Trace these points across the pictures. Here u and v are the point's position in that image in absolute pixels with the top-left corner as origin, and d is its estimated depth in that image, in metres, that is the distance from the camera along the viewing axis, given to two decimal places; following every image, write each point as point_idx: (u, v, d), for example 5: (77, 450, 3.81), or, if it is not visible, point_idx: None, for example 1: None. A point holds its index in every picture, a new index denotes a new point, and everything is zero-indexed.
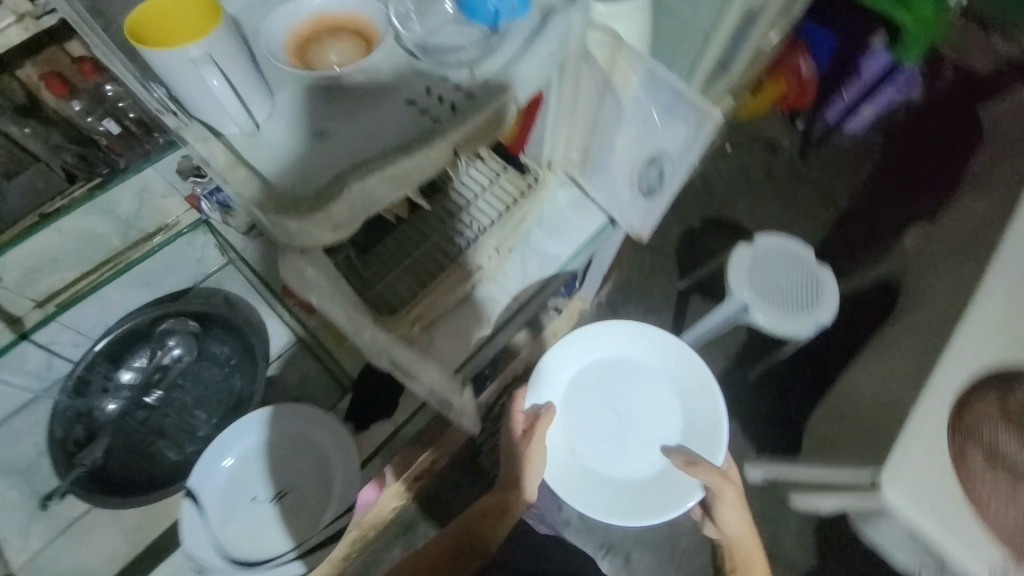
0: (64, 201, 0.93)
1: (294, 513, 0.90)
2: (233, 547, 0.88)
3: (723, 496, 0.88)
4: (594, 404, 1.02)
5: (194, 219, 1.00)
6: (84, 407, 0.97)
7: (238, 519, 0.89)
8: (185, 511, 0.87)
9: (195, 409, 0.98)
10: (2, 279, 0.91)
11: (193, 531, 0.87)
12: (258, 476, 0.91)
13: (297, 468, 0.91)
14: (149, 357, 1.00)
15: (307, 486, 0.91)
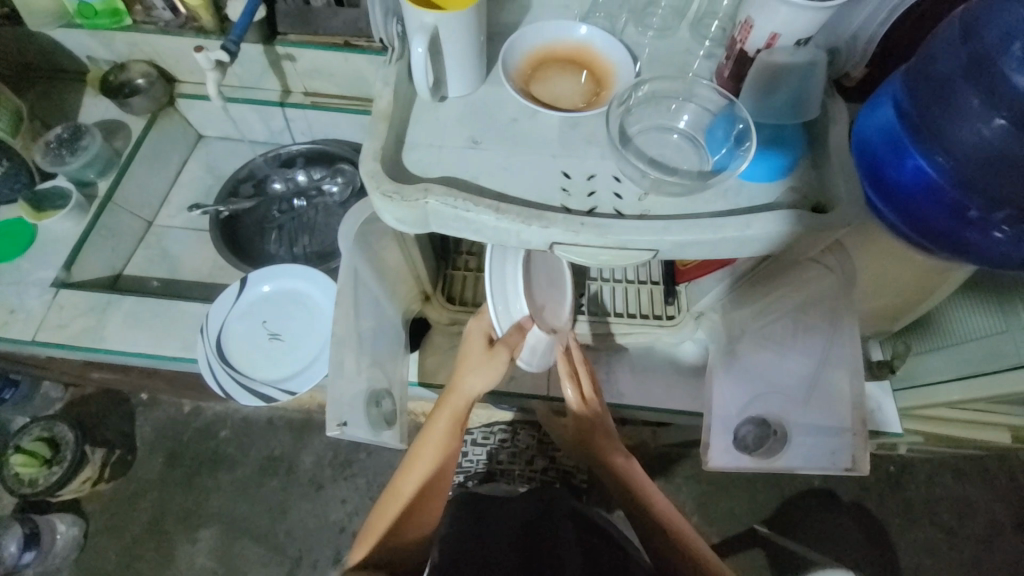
0: (363, 43, 1.05)
1: (274, 360, 0.98)
2: (227, 340, 0.98)
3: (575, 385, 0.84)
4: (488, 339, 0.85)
5: None
6: (264, 174, 1.23)
7: (245, 326, 1.00)
8: (230, 288, 1.02)
9: (309, 231, 1.19)
10: (295, 62, 1.11)
11: (220, 304, 1.00)
12: (280, 311, 1.01)
13: (305, 334, 0.99)
14: (321, 176, 1.22)
15: (298, 352, 0.98)
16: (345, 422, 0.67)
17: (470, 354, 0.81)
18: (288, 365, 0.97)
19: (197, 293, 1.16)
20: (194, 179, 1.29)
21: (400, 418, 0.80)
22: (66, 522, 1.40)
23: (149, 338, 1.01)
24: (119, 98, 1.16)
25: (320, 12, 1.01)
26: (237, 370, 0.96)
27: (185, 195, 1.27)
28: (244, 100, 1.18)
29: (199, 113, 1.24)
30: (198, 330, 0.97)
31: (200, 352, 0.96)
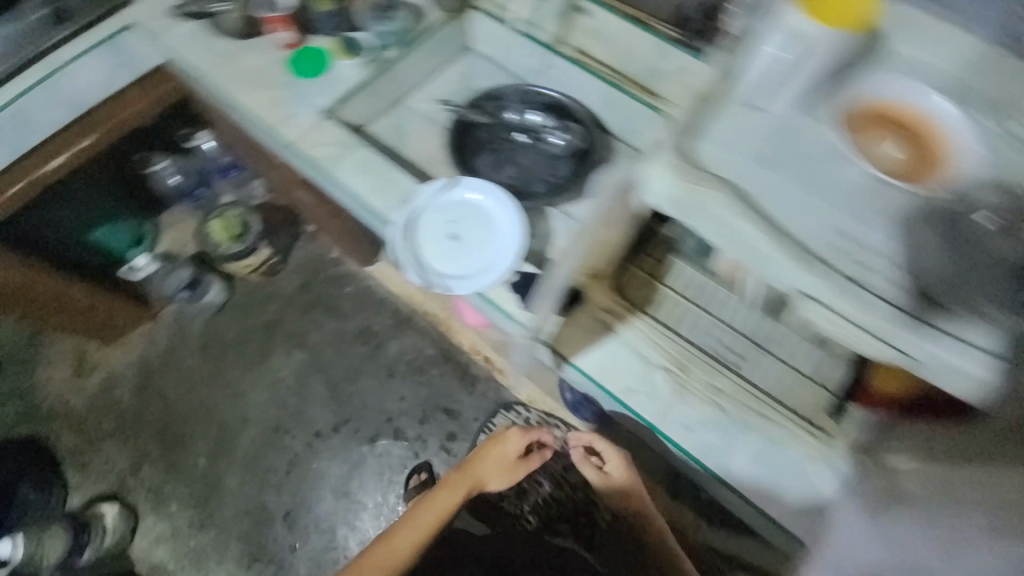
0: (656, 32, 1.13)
1: (445, 257, 1.05)
2: (418, 218, 1.07)
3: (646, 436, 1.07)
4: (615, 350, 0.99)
5: (664, 110, 1.24)
6: (505, 99, 1.30)
7: (437, 217, 1.08)
8: (443, 178, 1.10)
9: (517, 165, 1.26)
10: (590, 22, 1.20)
11: (430, 188, 1.09)
12: (469, 218, 1.07)
13: (481, 250, 1.06)
14: (550, 125, 1.28)
15: (467, 261, 1.05)
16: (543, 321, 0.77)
17: (484, 469, 1.34)
18: (455, 268, 1.05)
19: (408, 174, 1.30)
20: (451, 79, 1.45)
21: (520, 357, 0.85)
22: (217, 291, 2.01)
23: (365, 186, 1.13)
24: None
25: None
26: (415, 250, 1.06)
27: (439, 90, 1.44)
28: (529, 34, 1.33)
29: (482, 31, 1.40)
30: (404, 198, 1.07)
31: (394, 218, 1.07)
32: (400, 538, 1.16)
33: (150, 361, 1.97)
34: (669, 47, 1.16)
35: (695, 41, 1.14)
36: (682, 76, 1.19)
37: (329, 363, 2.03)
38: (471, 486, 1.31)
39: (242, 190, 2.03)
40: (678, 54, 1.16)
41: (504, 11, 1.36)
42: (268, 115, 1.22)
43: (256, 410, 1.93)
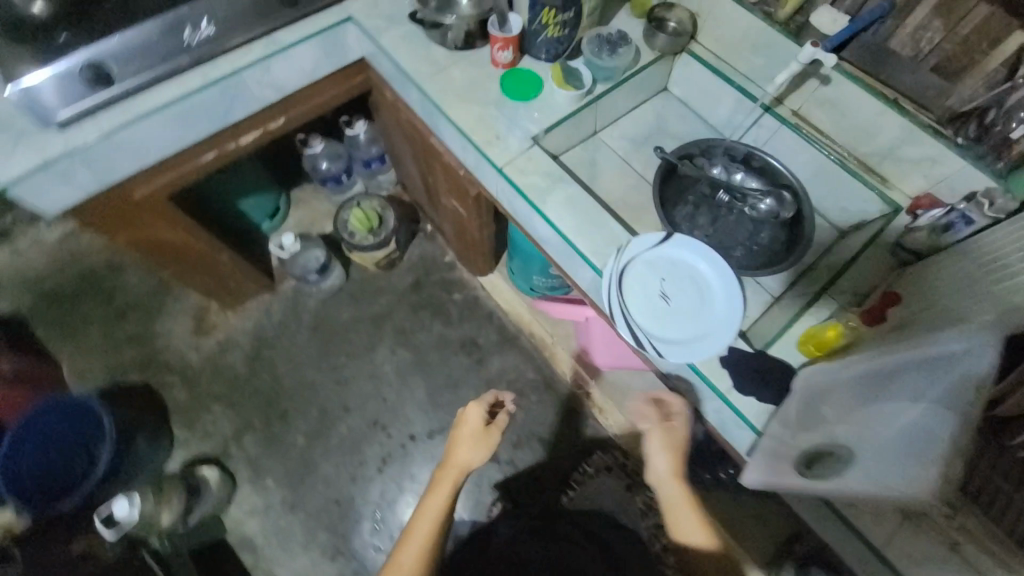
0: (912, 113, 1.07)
1: (657, 318, 1.04)
2: (631, 270, 1.05)
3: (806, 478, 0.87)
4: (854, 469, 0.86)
5: (898, 205, 1.13)
6: (713, 153, 1.25)
7: (649, 275, 1.06)
8: (656, 233, 1.08)
9: (718, 223, 1.19)
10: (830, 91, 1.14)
11: (644, 240, 1.07)
12: (682, 279, 1.06)
13: (692, 314, 1.03)
14: (758, 189, 1.21)
15: (679, 324, 1.03)
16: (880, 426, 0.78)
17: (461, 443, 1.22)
18: (667, 332, 1.02)
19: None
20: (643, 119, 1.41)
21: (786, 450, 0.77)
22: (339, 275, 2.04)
23: (573, 228, 1.10)
24: (649, 28, 1.30)
25: (899, 66, 1.08)
26: (626, 309, 1.04)
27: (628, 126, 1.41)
28: (741, 86, 1.27)
29: (687, 74, 1.35)
30: (619, 249, 1.05)
31: (607, 265, 1.05)
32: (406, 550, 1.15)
33: (265, 333, 2.01)
34: (923, 135, 1.06)
35: (951, 129, 1.05)
36: (922, 166, 1.10)
37: (431, 365, 2.02)
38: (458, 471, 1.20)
39: (376, 181, 2.07)
40: (933, 145, 1.05)
41: (715, 58, 1.32)
42: (479, 131, 1.21)
43: (358, 398, 1.94)
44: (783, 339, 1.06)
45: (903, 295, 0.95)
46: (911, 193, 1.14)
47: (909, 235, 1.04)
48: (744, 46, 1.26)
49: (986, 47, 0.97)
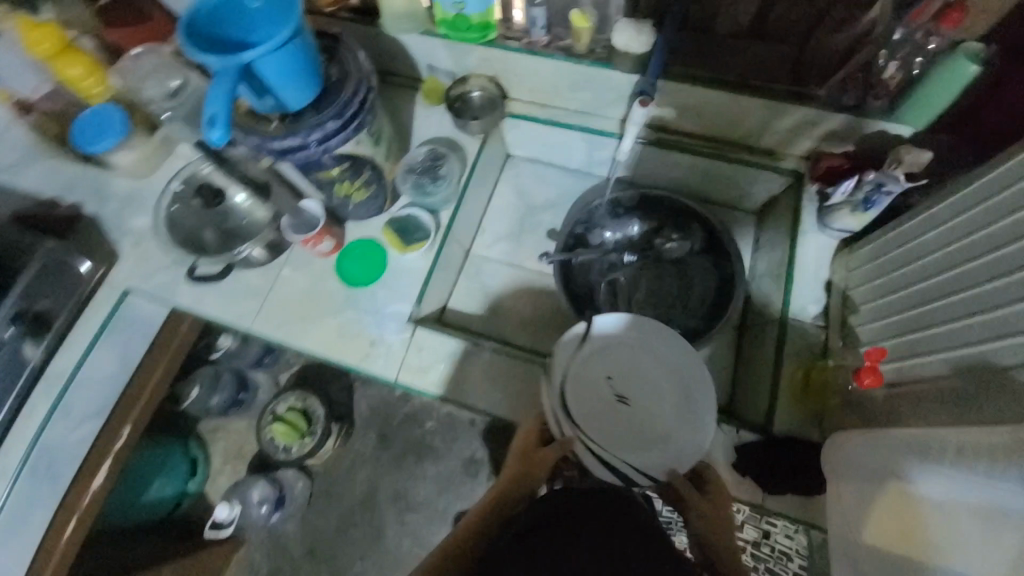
0: (763, 88, 0.92)
1: (627, 430, 0.81)
2: (571, 385, 0.81)
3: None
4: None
5: (799, 171, 1.00)
6: (594, 216, 1.11)
7: (592, 383, 0.82)
8: (575, 328, 0.84)
9: (642, 289, 1.07)
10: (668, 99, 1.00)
11: (567, 346, 0.83)
12: (625, 363, 0.84)
13: (662, 404, 0.82)
14: (657, 227, 1.09)
15: (654, 425, 0.81)
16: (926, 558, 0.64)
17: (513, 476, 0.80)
18: (649, 441, 0.81)
19: (517, 337, 1.11)
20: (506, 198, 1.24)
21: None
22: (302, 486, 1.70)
23: (510, 409, 0.96)
24: (456, 116, 1.11)
25: (728, 46, 0.93)
26: (591, 442, 0.79)
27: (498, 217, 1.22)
28: (581, 126, 1.11)
29: (521, 133, 1.18)
30: (546, 376, 0.81)
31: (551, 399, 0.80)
32: None
33: None
34: (788, 106, 0.91)
35: (813, 88, 0.91)
36: (802, 131, 0.96)
37: None
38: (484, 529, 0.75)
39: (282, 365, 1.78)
40: (801, 112, 0.92)
41: (539, 107, 1.14)
42: (345, 352, 0.98)
43: None
44: (779, 403, 0.86)
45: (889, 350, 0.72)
46: (805, 154, 1.00)
47: (831, 218, 0.91)
48: (560, 87, 1.08)
49: None
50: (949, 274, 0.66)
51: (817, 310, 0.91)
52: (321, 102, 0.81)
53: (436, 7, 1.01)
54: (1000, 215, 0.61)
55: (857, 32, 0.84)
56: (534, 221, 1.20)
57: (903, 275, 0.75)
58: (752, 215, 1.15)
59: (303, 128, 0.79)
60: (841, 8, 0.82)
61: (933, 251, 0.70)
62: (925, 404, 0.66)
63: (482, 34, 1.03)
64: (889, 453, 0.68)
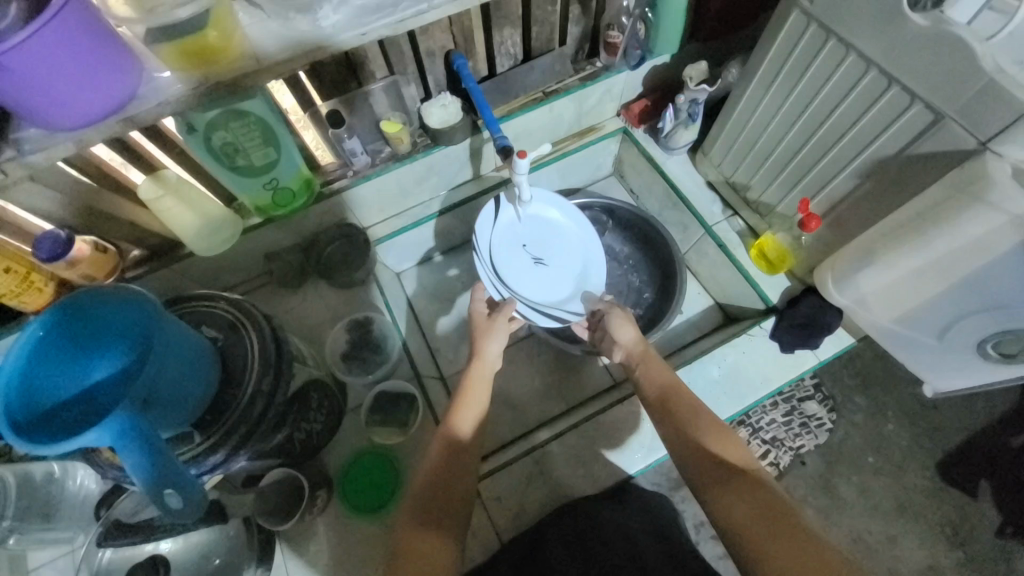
0: (560, 85, 1.03)
1: (549, 281, 0.99)
2: (497, 260, 0.95)
3: (940, 358, 0.85)
4: (942, 311, 0.76)
5: (622, 127, 1.15)
6: None
7: (513, 255, 0.97)
8: (483, 211, 0.97)
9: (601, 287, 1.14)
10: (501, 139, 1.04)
11: (482, 227, 0.95)
12: (536, 237, 1.00)
13: (567, 259, 1.02)
14: None
15: (567, 274, 1.01)
16: (929, 321, 0.80)
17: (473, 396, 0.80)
18: (564, 285, 1.01)
19: (549, 404, 1.08)
20: (434, 307, 1.19)
21: (960, 343, 0.80)
22: None
23: (614, 470, 0.88)
24: (339, 277, 1.02)
25: (515, 75, 1.01)
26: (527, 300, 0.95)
27: (442, 328, 1.17)
28: (446, 208, 1.11)
29: (397, 248, 1.14)
30: (475, 253, 0.93)
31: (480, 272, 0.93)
32: (421, 531, 0.64)
33: None
34: (588, 87, 1.03)
35: (592, 65, 1.05)
36: (607, 99, 1.09)
37: None
38: (450, 446, 0.74)
39: None
40: (599, 86, 1.04)
41: (398, 217, 1.10)
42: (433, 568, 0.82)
43: None
44: (760, 284, 1.00)
45: (814, 193, 0.86)
46: (614, 113, 1.15)
47: (674, 141, 1.08)
48: (408, 190, 1.05)
49: (548, 7, 0.93)
50: (799, 126, 0.83)
51: (720, 206, 1.07)
52: (230, 372, 0.65)
53: (246, 198, 0.90)
54: (790, 80, 0.81)
55: (594, 11, 0.99)
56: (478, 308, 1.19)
57: (763, 143, 0.92)
58: (612, 173, 1.30)
59: (238, 413, 0.62)
60: (574, 4, 0.96)
61: (773, 117, 0.86)
62: (864, 206, 0.80)
63: (309, 188, 0.93)
64: (859, 255, 0.80)
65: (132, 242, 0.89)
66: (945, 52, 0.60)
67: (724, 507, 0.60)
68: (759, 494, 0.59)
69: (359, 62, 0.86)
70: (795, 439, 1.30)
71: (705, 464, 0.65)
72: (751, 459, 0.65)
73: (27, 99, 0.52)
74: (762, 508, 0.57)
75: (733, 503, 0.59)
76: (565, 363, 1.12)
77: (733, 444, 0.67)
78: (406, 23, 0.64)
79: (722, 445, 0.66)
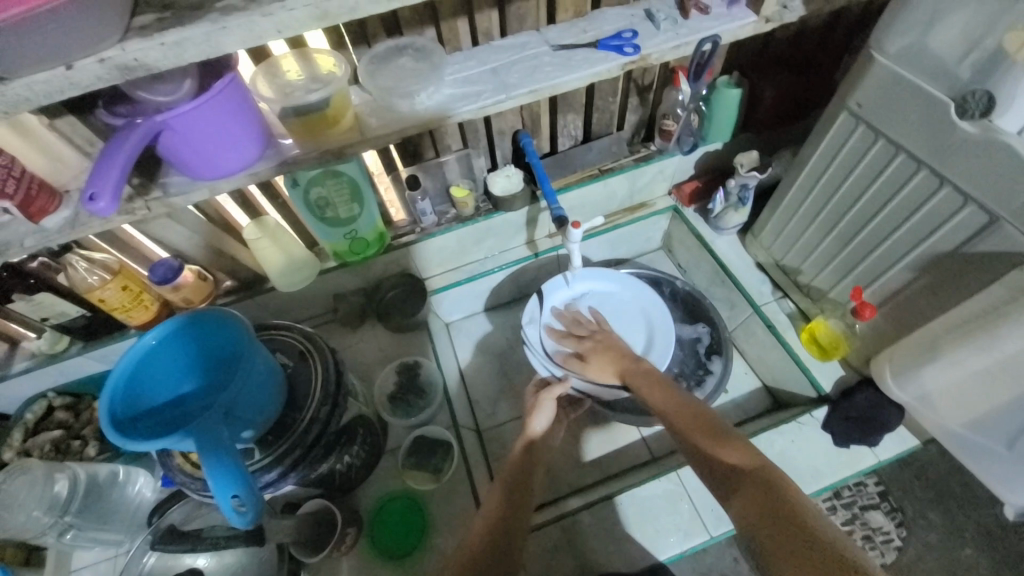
0: (615, 164, 1.12)
1: None
2: (550, 346, 1.01)
3: (1015, 479, 0.78)
4: (1016, 421, 0.71)
5: (672, 205, 1.21)
6: None
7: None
8: (530, 302, 1.05)
9: None
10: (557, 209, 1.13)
11: (531, 320, 1.03)
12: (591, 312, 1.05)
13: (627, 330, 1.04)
14: None
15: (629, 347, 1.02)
16: (1004, 432, 0.74)
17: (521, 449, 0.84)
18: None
19: (583, 474, 1.05)
20: (478, 361, 1.24)
21: None
22: None
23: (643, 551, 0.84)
24: (395, 323, 1.10)
25: (574, 154, 1.11)
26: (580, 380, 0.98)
27: (483, 381, 1.20)
28: (499, 267, 1.19)
29: (450, 300, 1.22)
30: (526, 346, 1.00)
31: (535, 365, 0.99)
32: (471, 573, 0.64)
33: None
34: (642, 168, 1.11)
35: (648, 148, 1.14)
36: (659, 179, 1.16)
37: None
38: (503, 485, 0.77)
39: None
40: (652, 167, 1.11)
41: (455, 272, 1.18)
42: None
43: None
44: (811, 370, 0.97)
45: (870, 283, 0.86)
46: (666, 192, 1.22)
47: (724, 222, 1.12)
48: (466, 248, 1.14)
49: (610, 98, 1.04)
50: (851, 216, 0.84)
51: (770, 287, 1.07)
52: (294, 396, 0.72)
53: (327, 244, 1.02)
54: (843, 172, 0.84)
55: (652, 103, 1.09)
56: (519, 366, 1.22)
57: (813, 231, 0.94)
58: (660, 248, 1.35)
59: (295, 437, 0.67)
60: (633, 96, 1.06)
61: (825, 206, 0.89)
62: (925, 300, 0.78)
63: (382, 239, 1.04)
64: (919, 350, 0.78)
65: (226, 273, 1.01)
66: (998, 156, 0.62)
67: (737, 509, 0.58)
68: (759, 489, 0.57)
69: (438, 137, 0.99)
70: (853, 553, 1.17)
71: (716, 470, 0.63)
72: (757, 455, 0.62)
73: (182, 152, 0.65)
74: (764, 507, 0.55)
75: (743, 504, 0.57)
76: (600, 431, 1.10)
77: (736, 446, 0.64)
78: (485, 110, 0.75)
79: (725, 449, 0.65)
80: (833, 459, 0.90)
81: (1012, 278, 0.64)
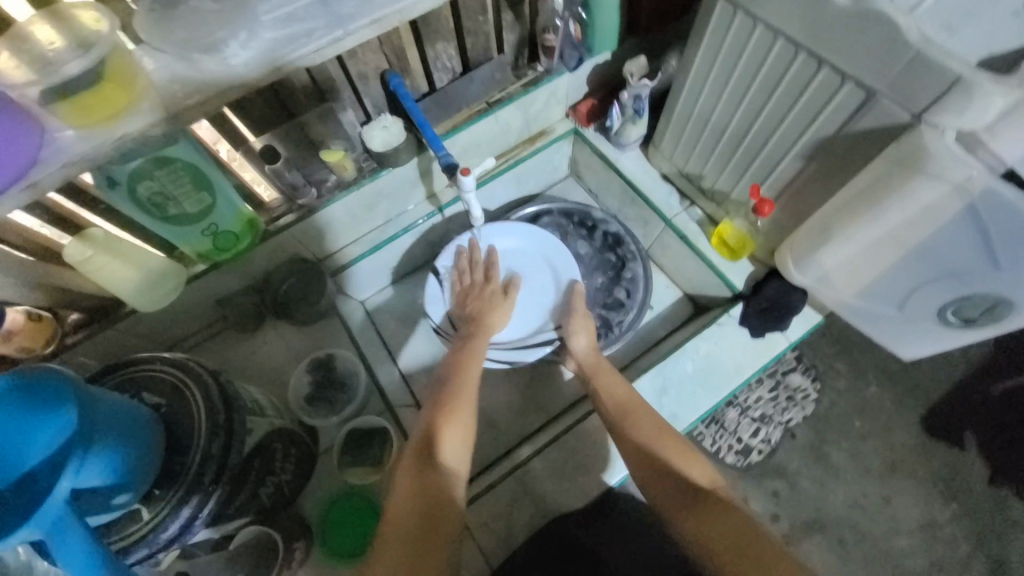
0: (501, 94, 1.01)
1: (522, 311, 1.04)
2: None
3: (898, 329, 0.87)
4: (897, 280, 0.77)
5: (572, 128, 1.14)
6: None
7: None
8: (428, 283, 1.03)
9: None
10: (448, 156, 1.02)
11: (434, 302, 1.02)
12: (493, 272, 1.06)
13: (531, 276, 1.07)
14: None
15: (538, 293, 1.05)
16: (887, 293, 0.81)
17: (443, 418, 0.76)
18: (534, 312, 1.04)
19: (531, 417, 1.06)
20: (404, 330, 1.16)
21: (921, 315, 0.81)
22: None
23: (597, 479, 0.86)
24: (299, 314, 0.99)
25: (455, 89, 0.99)
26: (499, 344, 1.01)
27: (414, 348, 1.14)
28: (404, 229, 1.08)
29: (359, 275, 1.11)
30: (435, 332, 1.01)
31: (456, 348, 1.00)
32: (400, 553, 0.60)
33: None
34: (531, 93, 1.01)
35: (534, 69, 1.03)
36: (553, 102, 1.07)
37: None
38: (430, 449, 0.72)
39: None
40: (542, 90, 1.02)
41: (355, 245, 1.07)
42: None
43: None
44: (725, 273, 1.00)
45: (766, 178, 0.86)
46: (564, 114, 1.14)
47: (624, 138, 1.07)
48: (359, 218, 1.02)
49: (480, 16, 0.91)
50: (740, 114, 0.82)
51: (678, 198, 1.06)
52: (176, 440, 0.61)
53: (186, 247, 0.85)
54: (728, 68, 0.80)
55: (528, 15, 0.97)
56: None
57: (709, 133, 0.91)
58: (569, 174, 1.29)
59: (187, 485, 0.59)
60: (505, 10, 0.94)
61: (716, 104, 0.86)
62: (813, 188, 0.80)
63: (252, 224, 0.88)
64: (816, 237, 0.80)
65: (69, 306, 0.84)
66: (867, 29, 0.60)
67: (698, 531, 0.62)
68: (725, 521, 0.61)
69: (287, 94, 0.83)
70: (781, 414, 1.31)
71: (678, 490, 0.67)
72: (715, 477, 0.68)
73: None
74: (731, 532, 0.60)
75: (706, 529, 0.61)
76: (541, 373, 1.10)
77: (699, 463, 0.69)
78: (324, 53, 0.61)
79: (689, 466, 0.69)
80: (753, 351, 0.95)
81: (891, 152, 0.66)
